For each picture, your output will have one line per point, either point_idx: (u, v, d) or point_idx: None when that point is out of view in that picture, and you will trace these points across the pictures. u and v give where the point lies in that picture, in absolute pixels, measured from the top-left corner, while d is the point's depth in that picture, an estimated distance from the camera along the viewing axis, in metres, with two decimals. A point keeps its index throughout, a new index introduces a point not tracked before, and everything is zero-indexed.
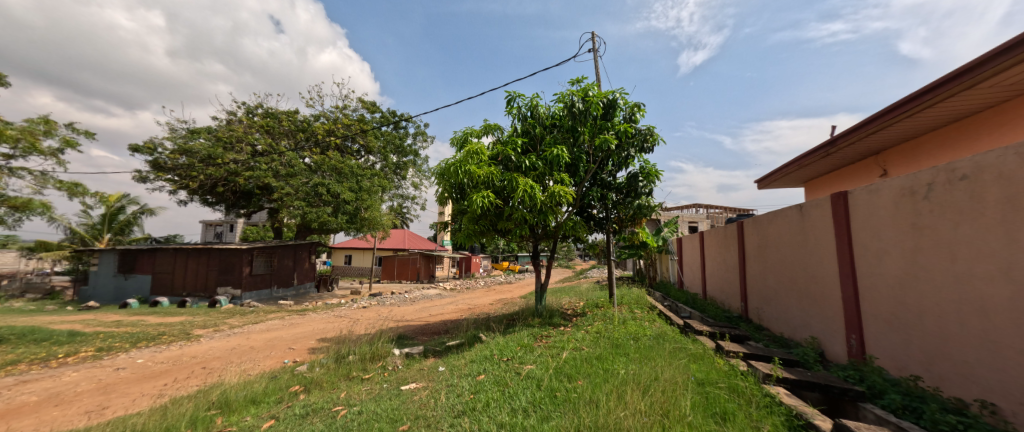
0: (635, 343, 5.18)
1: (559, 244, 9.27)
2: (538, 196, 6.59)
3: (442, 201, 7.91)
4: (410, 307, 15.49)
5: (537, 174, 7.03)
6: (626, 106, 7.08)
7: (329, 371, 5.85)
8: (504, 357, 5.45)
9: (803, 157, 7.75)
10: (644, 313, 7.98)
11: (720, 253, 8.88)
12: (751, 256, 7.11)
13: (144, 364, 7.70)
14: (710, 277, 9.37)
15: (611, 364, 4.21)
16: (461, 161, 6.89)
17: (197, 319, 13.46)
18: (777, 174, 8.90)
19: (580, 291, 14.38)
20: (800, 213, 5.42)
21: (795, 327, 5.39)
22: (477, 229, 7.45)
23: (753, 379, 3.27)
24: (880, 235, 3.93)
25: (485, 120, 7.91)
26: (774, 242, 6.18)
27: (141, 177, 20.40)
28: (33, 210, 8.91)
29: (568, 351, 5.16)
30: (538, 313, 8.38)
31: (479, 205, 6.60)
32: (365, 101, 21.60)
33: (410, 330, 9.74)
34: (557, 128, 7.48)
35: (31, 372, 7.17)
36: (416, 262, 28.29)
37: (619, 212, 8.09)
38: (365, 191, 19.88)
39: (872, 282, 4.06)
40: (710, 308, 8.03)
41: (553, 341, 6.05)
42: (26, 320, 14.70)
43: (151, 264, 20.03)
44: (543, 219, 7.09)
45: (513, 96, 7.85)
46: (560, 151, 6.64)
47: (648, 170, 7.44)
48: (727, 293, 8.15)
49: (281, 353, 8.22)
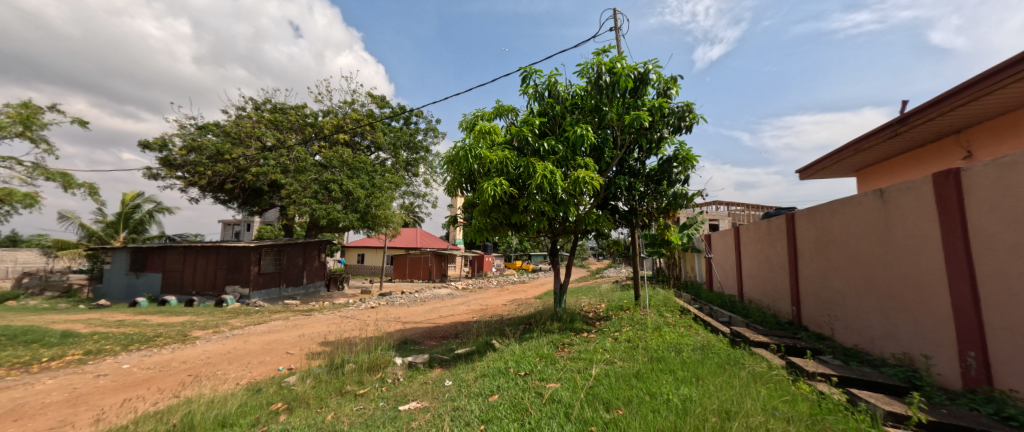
0: (679, 357, 4.31)
1: (580, 241, 8.44)
2: (559, 184, 5.75)
3: (451, 192, 7.12)
4: (420, 308, 14.77)
5: (557, 159, 6.18)
6: (659, 81, 6.17)
7: (319, 385, 5.10)
8: (520, 372, 4.59)
9: (860, 140, 6.78)
10: (677, 318, 7.06)
11: (760, 250, 7.88)
12: (805, 254, 6.15)
13: (129, 370, 7.09)
14: (749, 278, 8.37)
15: (656, 386, 3.39)
16: (470, 145, 6.13)
17: (201, 319, 12.99)
18: (827, 161, 7.85)
19: (599, 292, 13.52)
20: (880, 200, 4.47)
21: (877, 339, 4.42)
22: (489, 222, 6.65)
23: (869, 419, 2.41)
24: (1020, 225, 2.98)
25: (498, 101, 7.11)
26: (839, 236, 5.21)
27: (151, 174, 20.23)
28: (17, 202, 8.47)
29: (598, 365, 4.29)
30: (557, 317, 7.52)
31: (491, 194, 5.79)
32: (375, 96, 21.04)
33: (417, 333, 9.00)
34: (578, 108, 6.66)
35: (7, 379, 6.61)
36: (428, 261, 27.74)
37: (649, 204, 7.22)
38: (375, 188, 19.26)
39: (1003, 287, 3.10)
40: (752, 312, 7.11)
41: (577, 351, 5.19)
42: (31, 318, 14.44)
43: (162, 263, 19.81)
44: (565, 210, 6.24)
45: (528, 74, 7.05)
46: (584, 131, 5.79)
47: (683, 155, 6.52)
48: (771, 296, 7.22)
49: (276, 358, 7.54)
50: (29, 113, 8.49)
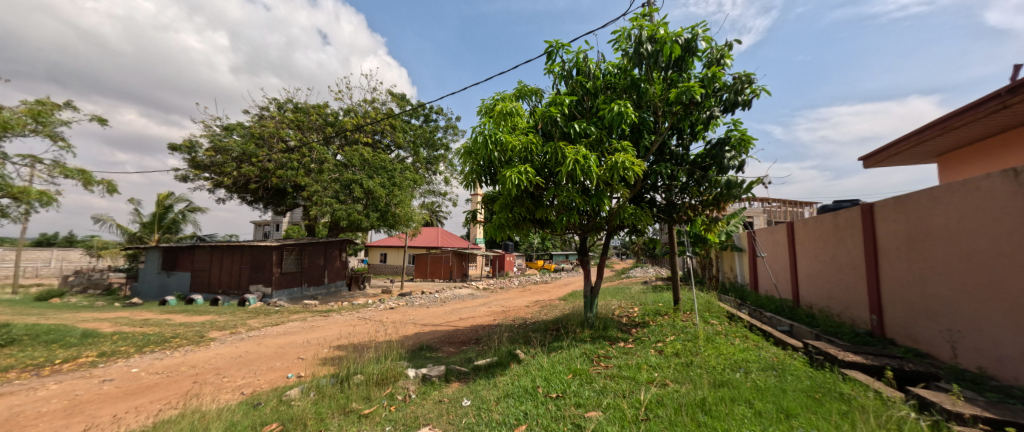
0: (752, 382, 3.45)
1: (612, 239, 7.63)
2: (594, 171, 4.96)
3: (468, 185, 6.47)
4: (440, 309, 14.28)
5: (590, 142, 5.39)
6: (708, 49, 5.31)
7: (323, 401, 4.53)
8: (551, 394, 3.84)
9: (949, 117, 5.69)
10: (728, 326, 6.15)
11: (823, 248, 6.84)
12: (890, 253, 5.13)
13: (136, 375, 6.75)
14: (808, 279, 7.34)
15: (734, 425, 2.59)
16: (490, 129, 5.44)
17: (221, 319, 12.84)
18: (903, 144, 6.72)
19: (630, 294, 12.60)
20: (1014, 182, 3.45)
21: (1015, 362, 3.46)
22: (511, 218, 5.96)
23: None
24: None
25: (520, 83, 6.39)
26: (947, 229, 4.21)
27: (182, 176, 20.62)
28: (34, 200, 8.35)
29: (648, 388, 3.49)
30: (588, 324, 6.74)
31: (514, 184, 5.07)
32: (395, 94, 20.73)
33: (435, 338, 8.40)
34: (613, 87, 5.90)
35: (15, 382, 6.36)
36: (448, 260, 27.36)
37: (693, 197, 6.34)
38: (396, 187, 18.88)
39: None
40: (817, 319, 6.13)
41: (617, 367, 4.42)
42: (66, 316, 14.74)
43: (190, 262, 20.12)
44: (598, 203, 5.46)
45: (553, 50, 6.33)
46: (622, 106, 4.97)
47: (738, 136, 5.62)
48: (840, 301, 6.20)
49: (287, 364, 7.08)
50: (42, 109, 8.37)
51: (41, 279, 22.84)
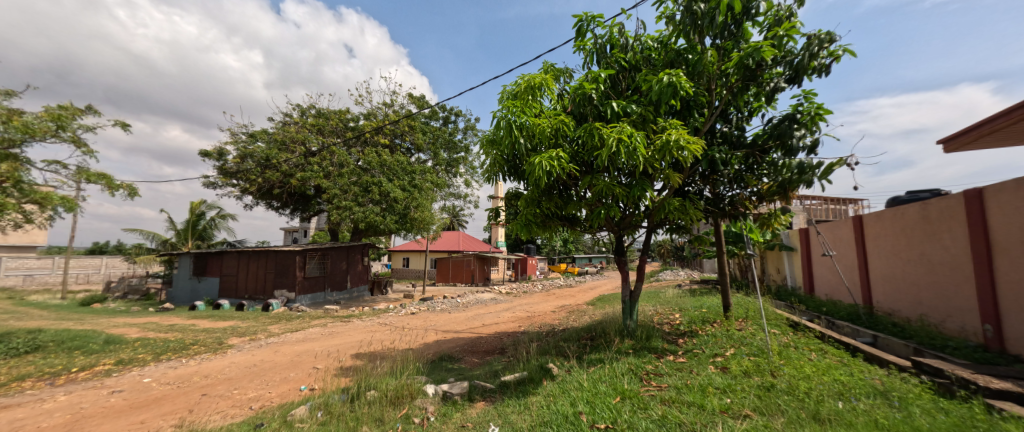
0: (870, 415, 2.62)
1: (651, 238, 6.82)
2: (640, 153, 4.23)
3: (489, 179, 5.81)
4: (462, 314, 13.73)
5: (633, 121, 4.68)
6: (771, 6, 4.53)
7: (330, 423, 3.95)
8: (598, 424, 3.11)
9: None
10: (796, 337, 5.22)
11: (905, 244, 5.84)
12: (1011, 248, 4.16)
13: (148, 385, 6.41)
14: (886, 282, 6.33)
15: None
16: (515, 111, 4.79)
17: (243, 325, 12.65)
18: (1000, 121, 5.60)
19: (666, 298, 11.70)
20: None
21: None
22: (540, 213, 5.28)
23: None
24: None
25: (546, 63, 5.76)
26: None
27: (210, 183, 20.96)
28: (57, 205, 8.27)
29: (728, 423, 2.71)
30: (628, 332, 5.97)
31: (544, 171, 4.40)
32: (413, 95, 20.43)
33: (457, 347, 7.77)
34: (656, 62, 5.20)
35: (26, 393, 6.12)
36: (470, 264, 26.79)
37: (748, 188, 5.57)
38: (415, 189, 18.52)
39: None
40: (908, 329, 5.14)
41: (675, 389, 3.63)
42: (99, 322, 14.98)
43: (219, 267, 20.35)
44: (642, 192, 4.70)
45: (583, 26, 5.70)
46: (671, 76, 4.26)
47: (808, 111, 4.77)
48: (937, 308, 5.22)
49: (300, 375, 6.60)
50: (64, 114, 8.27)
51: (87, 285, 23.81)
